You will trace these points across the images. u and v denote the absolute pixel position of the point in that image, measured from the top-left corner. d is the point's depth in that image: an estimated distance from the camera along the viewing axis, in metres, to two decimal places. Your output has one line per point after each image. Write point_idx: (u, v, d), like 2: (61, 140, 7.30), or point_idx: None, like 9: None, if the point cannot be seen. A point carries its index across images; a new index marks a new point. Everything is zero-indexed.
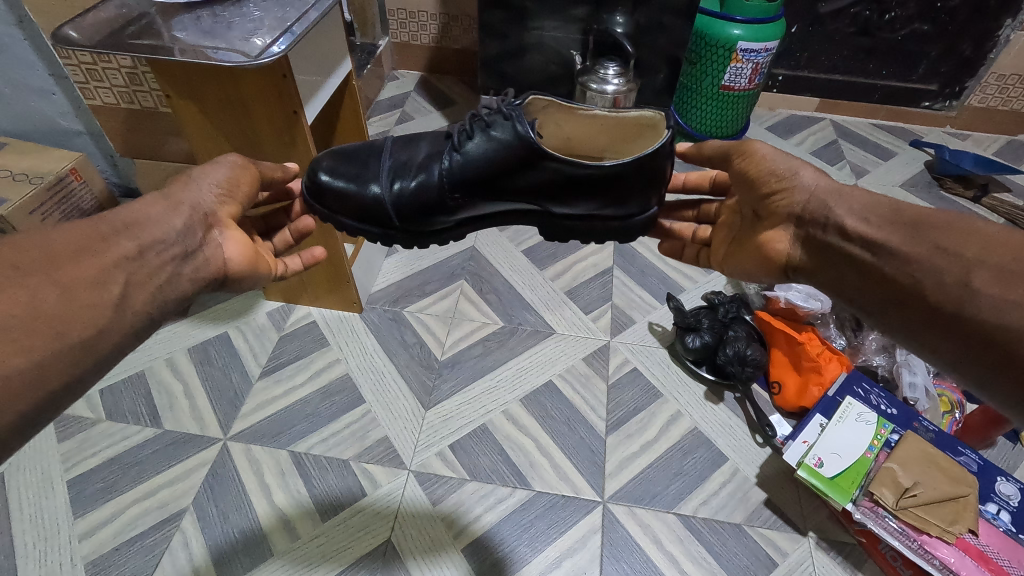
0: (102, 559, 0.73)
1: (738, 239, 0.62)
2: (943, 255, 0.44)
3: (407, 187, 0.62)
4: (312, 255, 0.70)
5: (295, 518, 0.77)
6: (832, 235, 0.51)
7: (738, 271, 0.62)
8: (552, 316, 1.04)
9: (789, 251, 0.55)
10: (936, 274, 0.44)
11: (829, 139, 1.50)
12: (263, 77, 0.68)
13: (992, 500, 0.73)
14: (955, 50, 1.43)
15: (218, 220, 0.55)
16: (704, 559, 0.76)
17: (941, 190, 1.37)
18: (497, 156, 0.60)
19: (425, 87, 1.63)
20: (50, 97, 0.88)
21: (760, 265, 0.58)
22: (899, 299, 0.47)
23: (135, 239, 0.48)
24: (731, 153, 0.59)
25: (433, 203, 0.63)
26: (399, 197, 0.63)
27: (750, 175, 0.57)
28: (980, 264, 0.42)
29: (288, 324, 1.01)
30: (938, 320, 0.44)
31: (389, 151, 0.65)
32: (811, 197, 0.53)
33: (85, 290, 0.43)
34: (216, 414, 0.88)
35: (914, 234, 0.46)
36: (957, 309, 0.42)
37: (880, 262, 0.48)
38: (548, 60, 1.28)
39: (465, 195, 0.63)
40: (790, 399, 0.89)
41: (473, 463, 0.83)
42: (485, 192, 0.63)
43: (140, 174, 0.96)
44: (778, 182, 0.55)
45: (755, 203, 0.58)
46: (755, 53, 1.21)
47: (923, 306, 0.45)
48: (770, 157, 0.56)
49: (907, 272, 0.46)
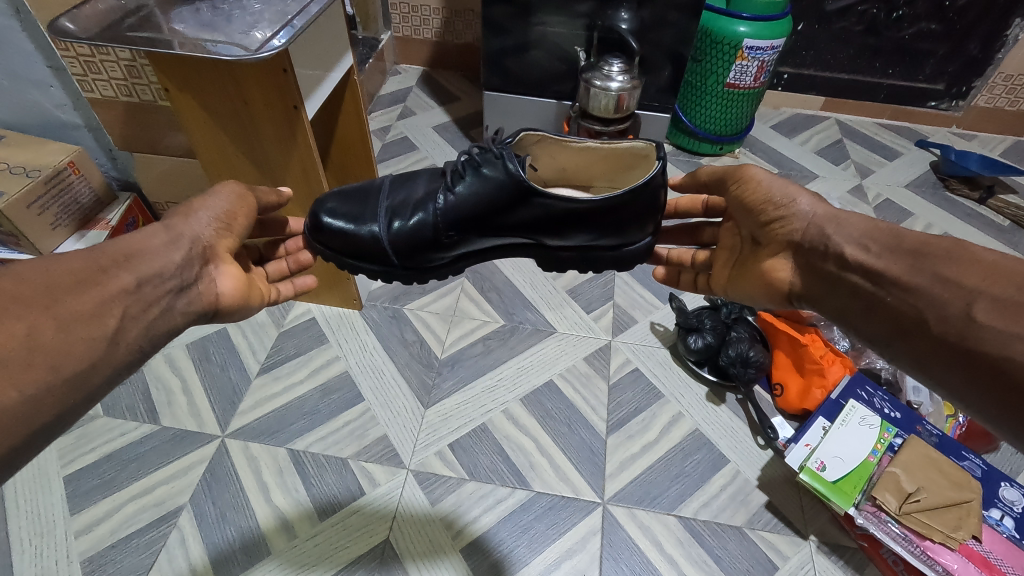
0: (98, 556, 0.72)
1: (741, 262, 0.62)
2: (944, 285, 0.43)
3: (405, 225, 0.62)
4: (305, 285, 0.72)
5: (293, 517, 0.77)
6: (832, 262, 0.51)
7: (739, 294, 0.62)
8: (553, 315, 1.03)
9: (792, 280, 0.55)
10: (939, 306, 0.43)
11: (833, 138, 1.49)
12: (263, 70, 0.67)
13: (996, 506, 0.72)
14: (962, 49, 1.42)
15: (215, 254, 0.55)
16: (704, 561, 0.75)
17: (946, 191, 1.35)
18: (490, 194, 0.60)
19: (426, 82, 1.62)
20: (48, 90, 0.86)
21: (761, 291, 0.58)
22: (901, 330, 0.45)
23: (135, 272, 0.47)
24: (727, 179, 0.61)
25: (429, 242, 0.62)
26: (398, 235, 0.62)
27: (748, 201, 0.58)
28: (982, 295, 0.41)
29: (288, 320, 1.00)
30: (944, 353, 0.42)
31: (387, 191, 0.64)
32: (809, 225, 0.53)
33: (83, 323, 0.42)
34: (214, 412, 0.87)
35: (915, 262, 0.45)
36: (962, 340, 0.41)
37: (881, 292, 0.47)
38: (551, 57, 1.26)
39: (460, 230, 0.62)
40: (793, 402, 0.89)
41: (473, 463, 0.83)
42: (480, 225, 0.62)
43: (138, 171, 0.95)
44: (776, 209, 0.55)
45: (754, 229, 0.59)
46: (760, 51, 1.20)
47: (926, 337, 0.43)
48: (767, 182, 0.57)
49: (909, 302, 0.45)
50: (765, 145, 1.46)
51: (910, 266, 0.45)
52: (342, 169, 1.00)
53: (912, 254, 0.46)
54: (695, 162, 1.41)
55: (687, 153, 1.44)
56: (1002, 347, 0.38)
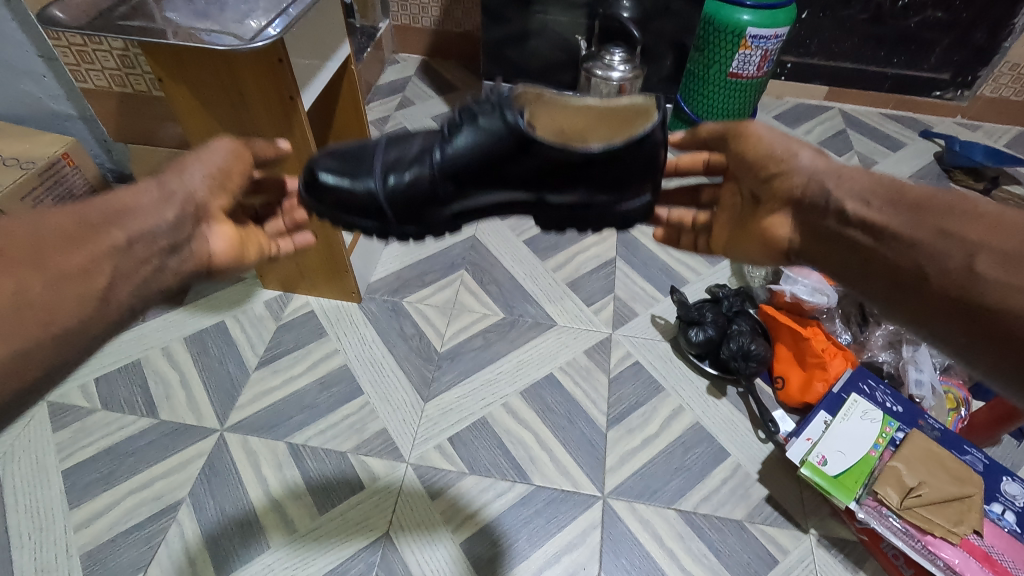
0: (97, 551, 0.72)
1: (741, 222, 0.59)
2: (946, 239, 0.42)
3: (402, 180, 0.59)
4: (305, 242, 0.70)
5: (293, 510, 0.77)
6: (832, 218, 0.49)
7: (742, 256, 0.60)
8: (553, 307, 1.02)
9: (790, 238, 0.53)
10: (940, 258, 0.42)
11: (837, 128, 1.48)
12: (258, 61, 0.66)
13: (998, 500, 0.71)
14: (968, 38, 1.40)
15: (207, 213, 0.53)
16: (704, 555, 0.75)
17: (950, 182, 1.34)
18: (487, 146, 0.57)
19: (425, 71, 1.60)
20: (39, 80, 0.85)
21: (761, 250, 0.56)
22: (900, 285, 0.45)
23: (125, 230, 0.46)
24: (726, 134, 0.57)
25: (427, 197, 0.60)
26: (395, 191, 0.59)
27: (749, 157, 0.55)
28: (983, 247, 0.40)
29: (286, 314, 1.00)
30: (944, 305, 0.42)
31: (383, 147, 0.62)
32: (810, 180, 0.51)
33: (71, 280, 0.41)
34: (212, 406, 0.86)
35: (916, 217, 0.44)
36: (963, 294, 0.40)
37: (882, 247, 0.46)
38: (552, 46, 1.24)
39: (459, 184, 0.60)
40: (794, 395, 0.88)
41: (472, 457, 0.83)
42: (481, 182, 0.59)
43: (133, 162, 0.94)
44: (777, 164, 0.52)
45: (754, 186, 0.56)
46: (765, 39, 1.18)
47: (927, 291, 0.43)
48: (768, 138, 0.54)
49: (909, 256, 0.44)
50: None
51: (908, 221, 0.45)
52: None
53: (913, 209, 0.45)
54: None
55: None
56: (1000, 299, 0.38)
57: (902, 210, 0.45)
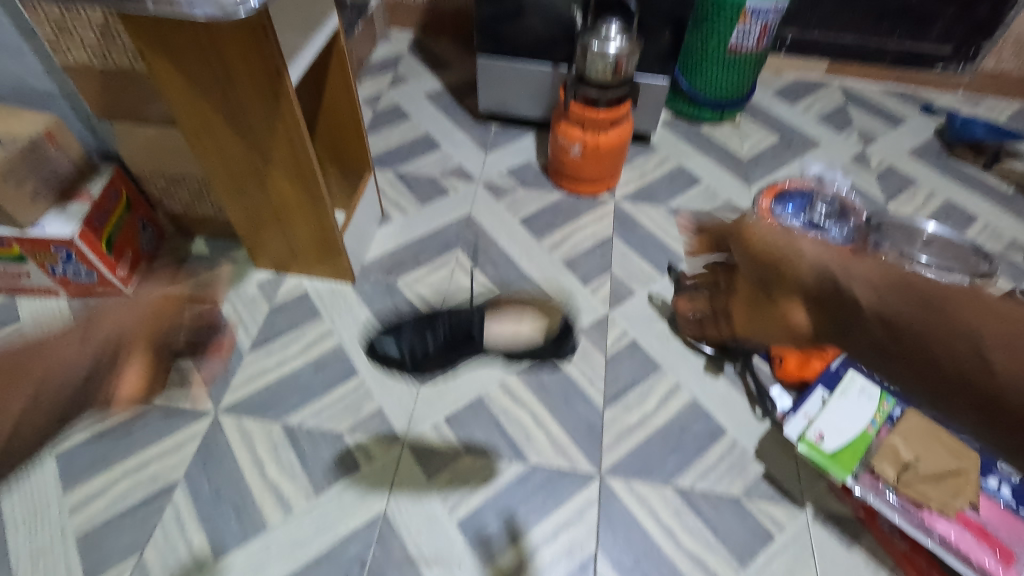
0: (94, 534, 0.72)
1: (756, 307, 0.47)
2: (965, 337, 0.37)
3: (418, 350, 0.82)
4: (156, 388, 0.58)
5: (289, 491, 0.77)
6: (846, 313, 0.41)
7: (760, 337, 0.48)
8: (550, 287, 1.01)
9: (809, 323, 0.43)
10: (962, 359, 0.36)
11: (837, 104, 1.46)
12: (244, 33, 0.64)
13: (994, 474, 0.71)
14: (972, 10, 1.37)
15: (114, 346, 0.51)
16: (702, 532, 0.75)
17: (950, 158, 1.33)
18: (452, 344, 0.82)
19: (418, 48, 1.57)
20: (18, 56, 0.82)
21: (782, 336, 0.45)
22: (930, 388, 0.38)
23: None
24: (733, 234, 0.51)
25: (429, 363, 0.83)
26: (415, 355, 0.82)
27: (757, 250, 0.47)
28: (988, 338, 0.36)
29: (279, 295, 0.98)
30: (987, 415, 0.35)
31: (409, 333, 0.84)
32: (820, 269, 0.43)
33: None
34: (206, 388, 0.86)
35: (930, 309, 0.39)
36: (995, 402, 0.35)
37: (897, 345, 0.39)
38: (548, 20, 1.14)
39: (450, 346, 0.82)
40: (791, 372, 0.85)
41: (469, 437, 0.82)
42: (456, 354, 0.82)
43: (120, 141, 0.91)
44: (781, 255, 0.45)
45: (761, 275, 0.47)
46: (765, 12, 1.16)
47: (964, 390, 0.36)
48: (772, 236, 0.47)
49: (927, 353, 0.37)
50: (766, 111, 1.42)
51: (938, 308, 0.38)
52: (331, 138, 0.97)
53: (932, 294, 0.39)
54: (695, 130, 1.37)
55: (686, 120, 1.39)
56: None
57: (918, 293, 0.40)
